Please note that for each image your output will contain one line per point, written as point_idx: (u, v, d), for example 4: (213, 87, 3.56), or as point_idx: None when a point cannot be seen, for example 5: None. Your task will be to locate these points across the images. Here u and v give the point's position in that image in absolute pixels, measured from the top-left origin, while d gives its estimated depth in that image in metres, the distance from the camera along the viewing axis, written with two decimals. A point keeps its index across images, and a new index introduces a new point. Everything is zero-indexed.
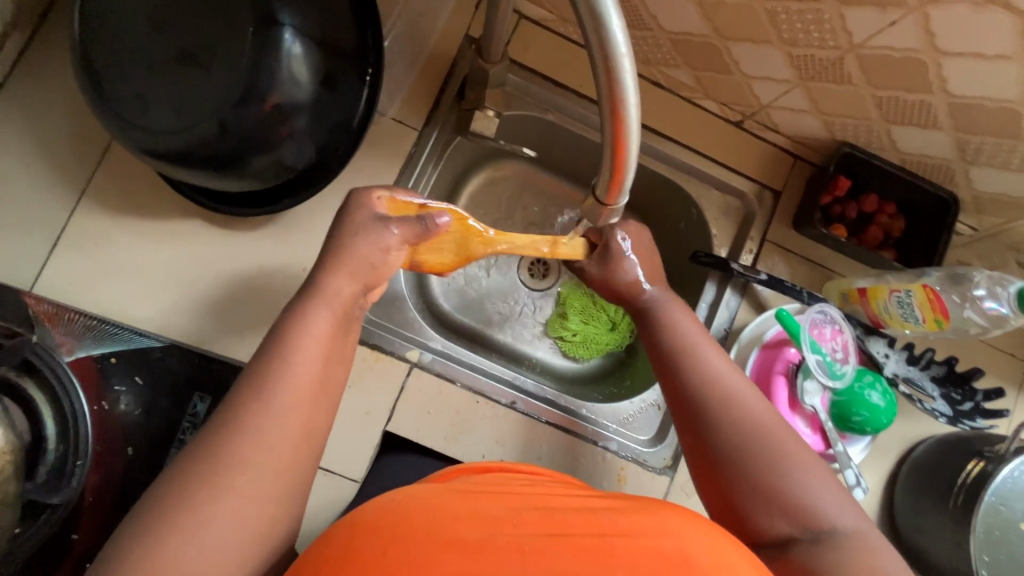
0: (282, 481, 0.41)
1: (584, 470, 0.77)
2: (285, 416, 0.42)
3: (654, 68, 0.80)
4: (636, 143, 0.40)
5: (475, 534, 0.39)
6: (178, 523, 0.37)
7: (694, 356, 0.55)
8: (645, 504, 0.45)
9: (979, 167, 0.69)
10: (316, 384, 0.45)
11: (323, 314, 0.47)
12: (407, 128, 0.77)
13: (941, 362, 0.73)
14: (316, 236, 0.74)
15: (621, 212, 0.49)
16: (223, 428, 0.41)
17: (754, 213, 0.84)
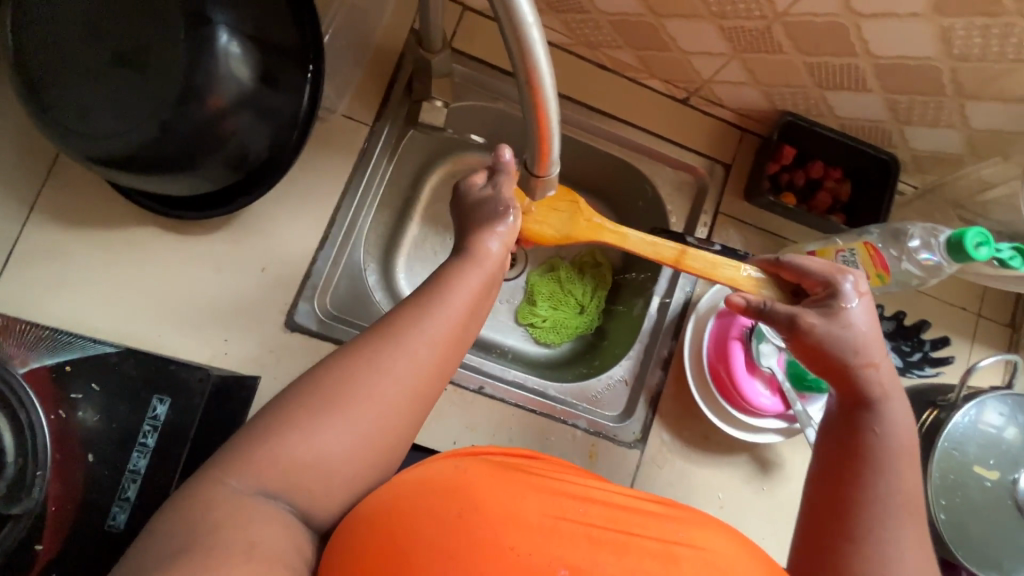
0: (410, 413, 0.46)
1: (555, 449, 0.78)
2: (432, 360, 0.46)
3: (598, 51, 0.81)
4: (556, 112, 0.42)
5: (544, 516, 0.42)
6: (320, 421, 0.42)
7: (892, 468, 0.51)
8: (693, 518, 0.48)
9: (911, 126, 0.72)
10: (459, 336, 0.49)
11: (476, 274, 0.51)
12: (358, 123, 0.78)
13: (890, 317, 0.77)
14: (274, 235, 0.74)
15: (557, 184, 0.50)
16: (383, 345, 0.46)
17: (706, 187, 0.86)
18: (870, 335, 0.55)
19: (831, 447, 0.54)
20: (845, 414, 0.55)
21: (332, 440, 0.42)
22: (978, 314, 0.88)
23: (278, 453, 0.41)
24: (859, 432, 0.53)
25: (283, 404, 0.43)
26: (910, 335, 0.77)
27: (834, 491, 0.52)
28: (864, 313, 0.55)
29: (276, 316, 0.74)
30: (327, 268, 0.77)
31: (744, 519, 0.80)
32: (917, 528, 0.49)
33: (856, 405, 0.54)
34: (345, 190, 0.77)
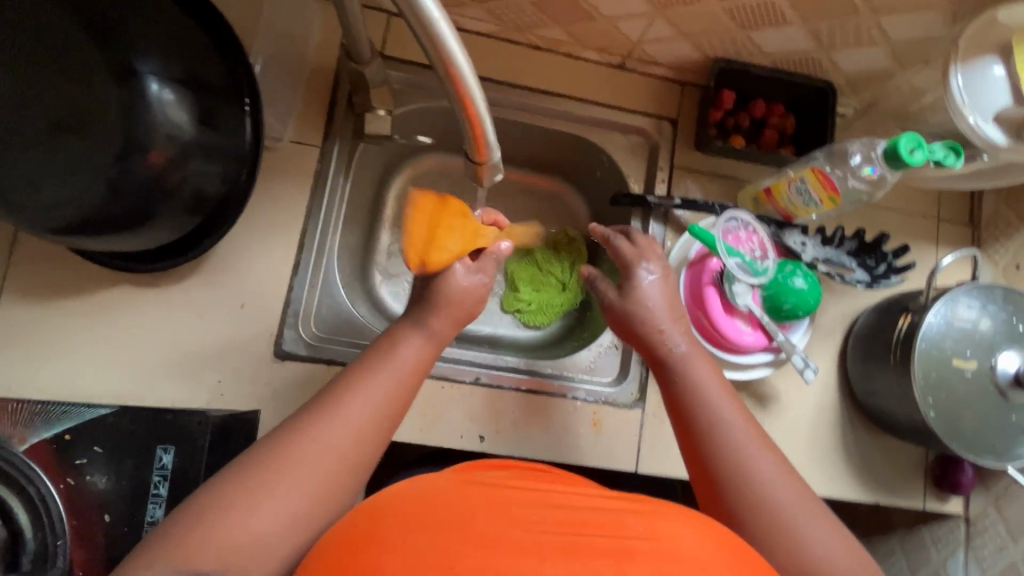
0: (342, 480, 0.52)
1: (559, 424, 0.80)
2: (360, 427, 0.55)
3: (528, 33, 0.83)
4: (481, 97, 0.44)
5: (495, 529, 0.42)
6: (251, 497, 0.48)
7: (708, 404, 0.59)
8: (662, 509, 0.47)
9: (838, 49, 0.74)
10: (390, 402, 0.57)
11: (409, 351, 0.61)
12: (307, 146, 0.78)
13: (851, 236, 0.80)
14: (246, 270, 0.75)
15: (502, 167, 0.53)
16: (317, 421, 0.54)
17: (658, 144, 0.88)
18: (660, 298, 0.66)
19: (670, 407, 0.62)
20: (662, 375, 0.64)
21: (264, 512, 0.47)
22: (938, 218, 0.91)
23: (210, 533, 0.45)
24: (685, 390, 0.61)
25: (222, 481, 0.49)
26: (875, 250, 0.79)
27: (686, 444, 0.59)
28: (652, 277, 0.67)
29: (263, 349, 0.75)
30: (305, 292, 0.78)
31: None
32: (755, 442, 0.56)
33: (666, 369, 0.64)
34: (308, 213, 0.78)
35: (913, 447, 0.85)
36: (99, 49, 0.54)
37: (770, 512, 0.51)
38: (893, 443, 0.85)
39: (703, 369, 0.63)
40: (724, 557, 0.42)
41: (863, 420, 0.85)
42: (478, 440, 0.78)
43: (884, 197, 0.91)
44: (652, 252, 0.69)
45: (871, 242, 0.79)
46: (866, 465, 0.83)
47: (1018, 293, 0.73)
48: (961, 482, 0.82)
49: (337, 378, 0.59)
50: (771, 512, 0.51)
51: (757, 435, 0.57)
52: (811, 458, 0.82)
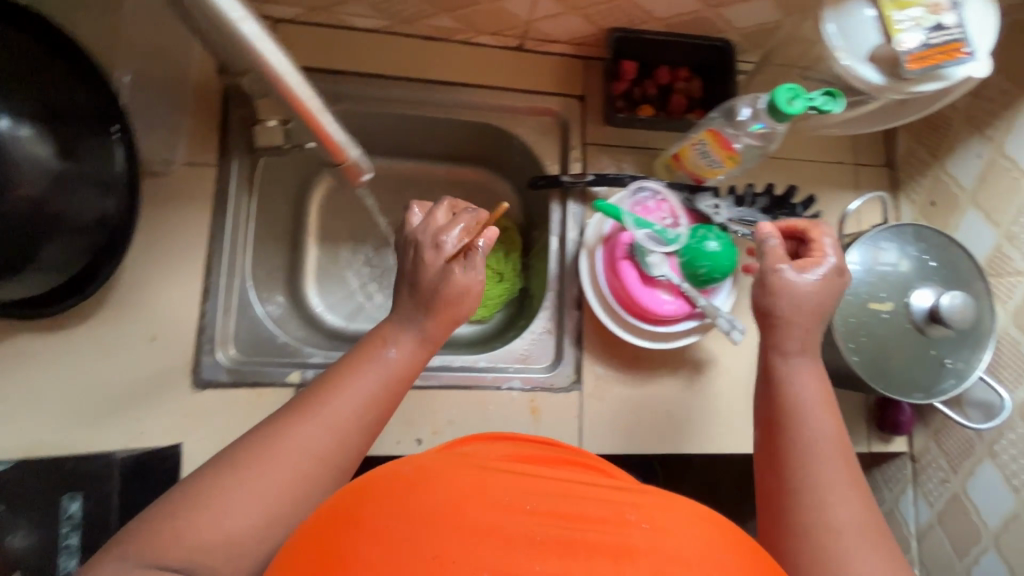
0: (322, 480, 0.52)
1: (497, 415, 0.79)
2: (340, 429, 0.55)
3: (419, 24, 0.81)
4: (308, 95, 0.50)
5: (486, 519, 0.35)
6: (228, 488, 0.48)
7: (800, 422, 0.56)
8: (673, 503, 0.39)
9: (724, 7, 0.73)
10: (370, 407, 0.58)
11: (393, 350, 0.62)
12: (203, 166, 0.76)
13: (761, 193, 0.77)
14: (153, 302, 0.73)
15: (367, 160, 0.61)
16: (299, 418, 0.54)
17: (568, 123, 0.86)
18: (801, 302, 0.60)
19: (760, 415, 0.60)
20: (761, 381, 0.62)
21: (238, 505, 0.48)
22: (853, 164, 0.92)
23: (177, 525, 0.46)
24: (773, 386, 0.60)
25: (203, 473, 0.50)
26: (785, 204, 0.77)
27: (766, 453, 0.57)
28: (806, 275, 0.61)
29: (180, 380, 0.73)
30: (220, 317, 0.76)
31: (694, 421, 0.83)
32: (842, 477, 0.52)
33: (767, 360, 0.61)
34: (213, 235, 0.76)
35: (851, 393, 0.86)
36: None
37: (842, 542, 0.48)
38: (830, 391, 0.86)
39: (808, 386, 0.58)
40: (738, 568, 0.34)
41: None
42: (416, 443, 0.77)
43: (798, 150, 0.91)
44: (820, 250, 0.63)
45: (782, 197, 0.76)
46: None
47: (928, 229, 0.74)
48: (900, 421, 0.83)
49: (325, 373, 0.60)
50: (822, 518, 0.49)
51: (848, 467, 0.53)
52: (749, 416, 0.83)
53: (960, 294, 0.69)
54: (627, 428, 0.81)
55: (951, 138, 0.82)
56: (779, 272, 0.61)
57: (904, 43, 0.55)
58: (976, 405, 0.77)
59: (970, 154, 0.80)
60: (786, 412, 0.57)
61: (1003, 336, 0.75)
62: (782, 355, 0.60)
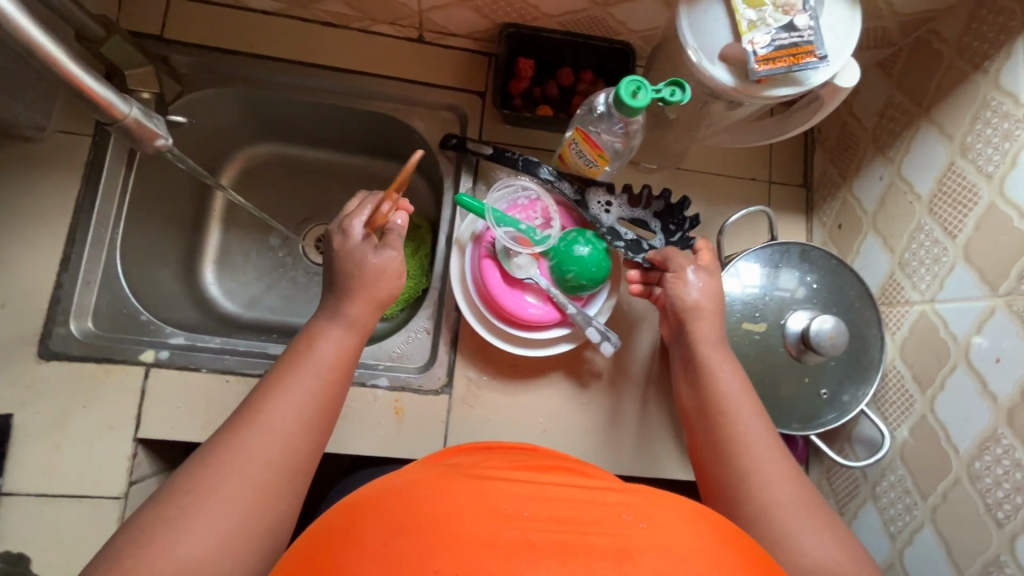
0: (276, 491, 0.50)
1: (358, 414, 0.76)
2: (286, 433, 0.53)
3: (313, 9, 0.80)
4: (44, 43, 0.45)
5: (481, 528, 0.36)
6: (173, 523, 0.45)
7: (737, 410, 0.60)
8: (666, 496, 0.41)
9: (612, 6, 0.71)
10: (314, 404, 0.56)
11: (329, 345, 0.60)
12: (78, 136, 0.75)
13: (658, 197, 0.73)
14: (7, 268, 0.71)
15: (155, 124, 0.56)
16: (236, 434, 0.51)
17: (466, 119, 0.84)
18: (706, 298, 0.65)
19: (694, 406, 0.64)
20: (693, 375, 0.64)
21: (187, 540, 0.44)
22: (768, 181, 0.88)
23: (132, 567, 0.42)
24: (716, 406, 0.61)
25: (143, 511, 0.47)
26: (676, 215, 0.73)
27: (710, 440, 0.60)
28: (695, 282, 0.66)
29: (26, 349, 0.71)
30: (79, 289, 0.74)
31: (568, 438, 0.78)
32: (776, 457, 0.56)
33: (702, 381, 0.63)
34: (81, 205, 0.75)
35: None
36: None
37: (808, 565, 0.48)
38: None
39: (733, 373, 0.62)
40: (716, 541, 0.37)
41: None
42: None
43: (709, 163, 0.87)
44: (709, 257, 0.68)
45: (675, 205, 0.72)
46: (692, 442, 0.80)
47: (815, 250, 0.70)
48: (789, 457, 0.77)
49: (260, 380, 0.57)
50: (789, 544, 0.49)
51: (804, 484, 0.54)
52: (629, 436, 0.79)
53: (830, 318, 0.64)
54: (496, 437, 0.77)
55: (859, 159, 0.78)
56: (684, 274, 0.66)
57: (754, 42, 0.52)
58: (862, 442, 0.71)
59: (874, 175, 0.76)
60: (728, 435, 0.59)
61: (890, 370, 0.69)
62: (712, 344, 0.63)
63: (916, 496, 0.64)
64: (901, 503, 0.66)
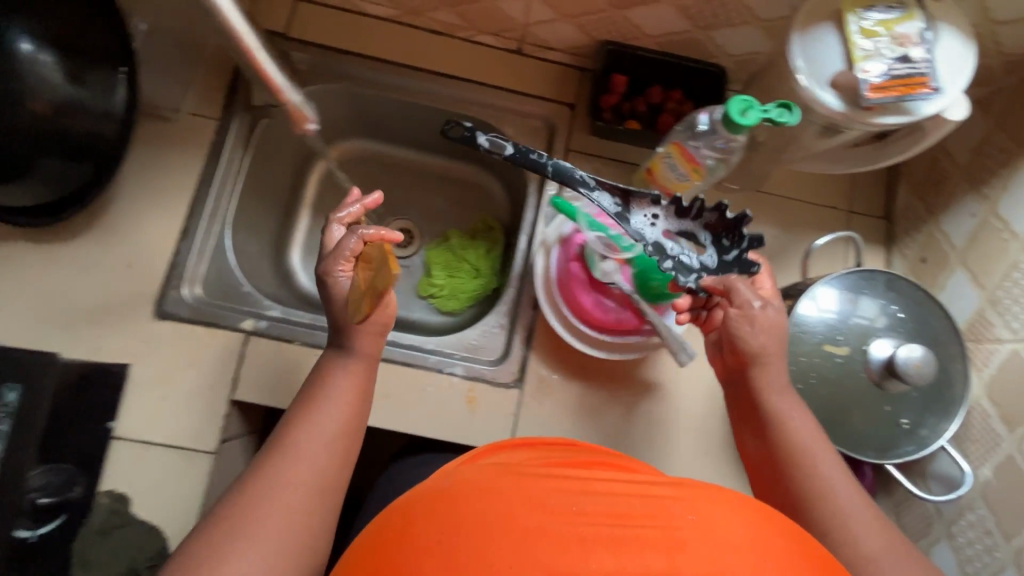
0: (316, 515, 0.53)
1: (432, 398, 0.80)
2: (321, 458, 0.56)
3: (425, 17, 0.86)
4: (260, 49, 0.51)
5: (533, 522, 0.38)
6: (224, 551, 0.47)
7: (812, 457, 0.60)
8: (716, 491, 0.42)
9: (714, 29, 0.74)
10: (346, 431, 0.59)
11: (349, 370, 0.63)
12: (206, 118, 0.83)
13: (711, 209, 0.65)
14: (136, 232, 0.79)
15: (307, 106, 0.63)
16: (276, 463, 0.54)
17: (556, 129, 0.88)
18: (772, 342, 0.64)
19: (764, 455, 0.64)
20: (753, 422, 0.65)
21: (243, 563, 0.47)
22: (848, 211, 0.88)
23: None
24: (786, 452, 0.61)
25: (197, 539, 0.49)
26: (732, 229, 0.66)
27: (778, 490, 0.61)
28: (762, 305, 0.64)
29: (145, 307, 0.77)
30: (192, 257, 0.80)
31: (632, 445, 0.79)
32: (855, 501, 0.56)
33: (769, 426, 0.63)
34: (202, 180, 0.82)
35: None
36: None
37: None
38: None
39: (803, 416, 0.62)
40: (774, 536, 0.38)
41: None
42: None
43: (789, 189, 0.89)
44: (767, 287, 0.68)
45: (729, 220, 0.65)
46: None
47: (902, 279, 0.70)
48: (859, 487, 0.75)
49: (292, 404, 0.61)
50: None
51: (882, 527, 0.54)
52: (694, 449, 0.80)
53: (919, 347, 0.64)
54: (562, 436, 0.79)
55: (949, 194, 0.78)
56: (749, 310, 0.63)
57: (867, 70, 0.54)
58: (938, 478, 0.71)
59: (964, 212, 0.76)
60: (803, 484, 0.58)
61: (974, 407, 0.69)
62: (773, 395, 0.64)
63: (998, 537, 0.63)
64: (980, 543, 0.65)
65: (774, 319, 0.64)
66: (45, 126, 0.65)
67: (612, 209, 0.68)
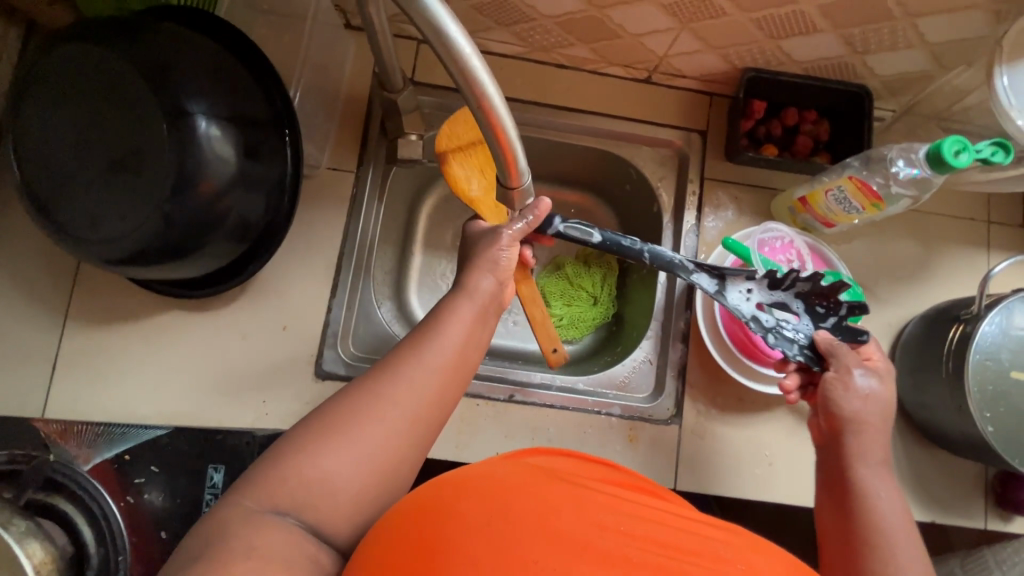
0: (413, 447, 0.49)
1: (594, 440, 0.79)
2: (430, 389, 0.50)
3: (553, 53, 0.83)
4: (511, 124, 0.46)
5: (586, 537, 0.39)
6: (331, 441, 0.46)
7: (889, 536, 0.55)
8: (752, 543, 0.43)
9: (872, 54, 0.73)
10: (457, 362, 0.53)
11: (469, 307, 0.57)
12: (343, 171, 0.81)
13: (805, 279, 0.68)
14: (286, 294, 0.78)
15: (531, 190, 0.55)
16: (377, 375, 0.50)
17: (689, 157, 0.86)
18: (879, 418, 0.61)
19: (833, 522, 0.59)
20: (836, 492, 0.60)
21: (341, 459, 0.45)
22: (987, 222, 0.87)
23: (289, 473, 0.44)
24: (868, 522, 0.56)
25: (299, 428, 0.48)
26: (829, 297, 0.68)
27: (846, 561, 0.56)
28: (881, 386, 0.63)
29: (304, 370, 0.76)
30: (342, 315, 0.79)
31: (794, 474, 0.79)
32: None
33: (853, 496, 0.58)
34: (346, 236, 0.81)
35: (970, 463, 0.83)
36: (142, 76, 0.59)
37: None
38: (940, 456, 0.83)
39: (892, 498, 0.57)
40: None
41: (912, 432, 0.83)
42: None
43: (925, 203, 0.88)
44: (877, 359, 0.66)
45: (827, 290, 0.67)
46: (914, 480, 0.82)
47: None
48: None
49: (409, 334, 0.55)
50: None
51: None
52: None
53: None
54: (726, 470, 0.79)
55: None
56: (849, 378, 0.63)
57: None
58: None
59: None
60: (880, 561, 0.54)
61: None
62: (869, 464, 0.59)
63: None
64: None
65: (882, 401, 0.62)
66: (224, 209, 0.64)
67: (710, 289, 0.70)
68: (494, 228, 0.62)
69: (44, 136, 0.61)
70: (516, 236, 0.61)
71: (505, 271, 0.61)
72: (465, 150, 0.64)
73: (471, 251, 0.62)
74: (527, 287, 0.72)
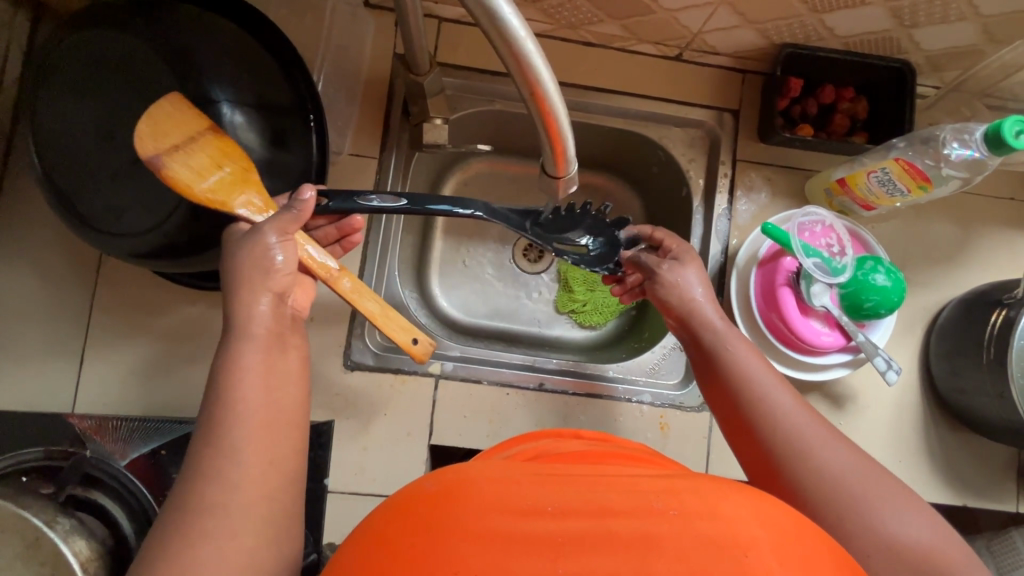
0: (269, 534, 0.42)
1: (627, 428, 0.79)
2: (246, 472, 0.42)
3: (581, 30, 0.80)
4: (562, 113, 0.45)
5: (503, 524, 0.34)
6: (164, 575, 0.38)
7: (760, 398, 0.53)
8: (705, 485, 0.38)
9: (920, 28, 0.70)
10: (268, 412, 0.45)
11: (257, 352, 0.47)
12: (365, 157, 0.78)
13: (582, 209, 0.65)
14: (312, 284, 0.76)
15: (576, 178, 0.55)
16: (192, 485, 0.42)
17: (720, 137, 0.84)
18: (698, 290, 0.62)
19: (710, 393, 0.58)
20: (704, 372, 0.59)
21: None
22: None
23: None
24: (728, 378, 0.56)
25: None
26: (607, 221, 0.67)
27: (730, 421, 0.55)
28: (685, 263, 0.64)
29: (334, 359, 0.76)
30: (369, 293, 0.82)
31: None
32: (808, 420, 0.51)
33: (712, 361, 0.58)
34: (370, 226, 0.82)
35: (1002, 445, 0.83)
36: (170, 70, 0.57)
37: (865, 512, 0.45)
38: (973, 441, 0.83)
39: (744, 350, 0.57)
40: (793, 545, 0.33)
41: (946, 416, 0.82)
42: None
43: None
44: (673, 242, 0.65)
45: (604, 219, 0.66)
46: (947, 463, 0.81)
47: None
48: None
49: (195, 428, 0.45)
50: (841, 503, 0.45)
51: (823, 430, 0.50)
52: (886, 456, 0.80)
53: None
54: None
55: None
56: (658, 274, 0.64)
57: None
58: None
59: None
60: (752, 406, 0.53)
61: None
62: (712, 332, 0.59)
63: None
64: None
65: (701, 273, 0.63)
66: None
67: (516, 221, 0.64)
68: (257, 226, 0.51)
69: (62, 128, 0.59)
70: (286, 226, 0.51)
71: (284, 280, 0.50)
72: (184, 148, 0.53)
73: (229, 267, 0.49)
74: (348, 278, 0.56)
